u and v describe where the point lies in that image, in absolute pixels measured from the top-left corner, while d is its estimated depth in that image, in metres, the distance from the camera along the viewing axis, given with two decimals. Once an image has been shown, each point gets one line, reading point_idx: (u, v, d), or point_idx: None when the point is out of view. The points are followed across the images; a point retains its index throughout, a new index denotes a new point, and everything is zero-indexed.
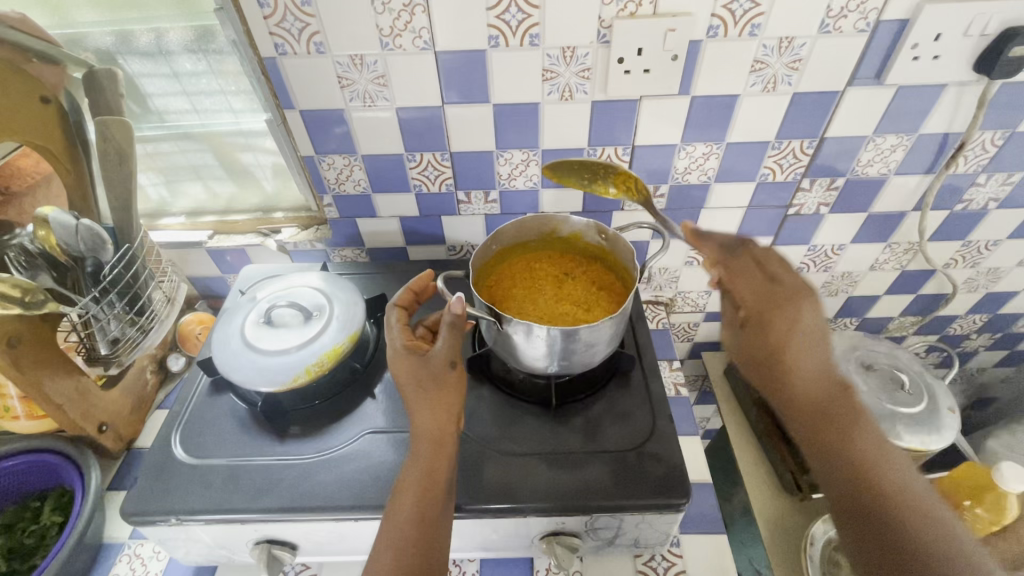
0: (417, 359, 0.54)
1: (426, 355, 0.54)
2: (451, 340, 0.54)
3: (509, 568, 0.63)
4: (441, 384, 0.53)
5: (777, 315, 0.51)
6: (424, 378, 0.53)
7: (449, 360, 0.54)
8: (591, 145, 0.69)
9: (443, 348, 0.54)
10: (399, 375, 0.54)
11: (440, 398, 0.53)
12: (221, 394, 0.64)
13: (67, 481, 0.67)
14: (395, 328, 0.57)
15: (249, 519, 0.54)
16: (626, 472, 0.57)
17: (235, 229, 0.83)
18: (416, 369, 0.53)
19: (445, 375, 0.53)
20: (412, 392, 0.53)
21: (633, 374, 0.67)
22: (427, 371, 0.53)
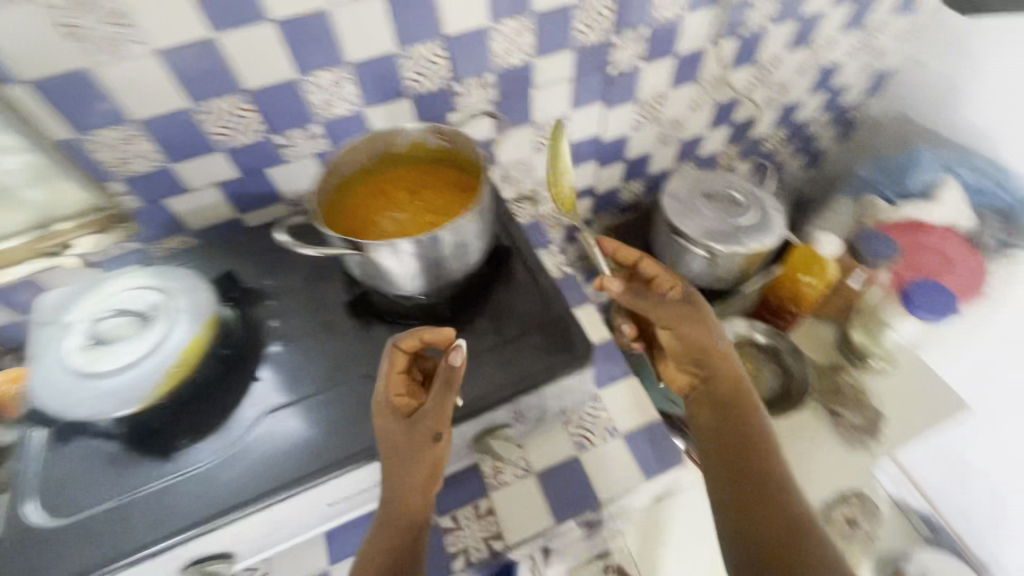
0: (407, 424, 0.52)
1: (413, 420, 0.52)
2: (444, 404, 0.52)
3: (459, 482, 0.65)
4: (419, 460, 0.51)
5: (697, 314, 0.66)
6: (407, 450, 0.51)
7: (434, 429, 0.52)
8: (401, 47, 0.64)
9: (434, 415, 0.52)
10: (384, 440, 0.52)
11: (417, 473, 0.51)
12: (70, 440, 0.54)
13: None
14: (390, 377, 0.54)
15: (160, 552, 0.48)
16: (534, 352, 0.60)
17: (8, 260, 0.66)
18: (398, 441, 0.51)
19: (425, 448, 0.51)
20: (390, 463, 0.51)
21: (514, 264, 0.68)
22: (417, 439, 0.51)
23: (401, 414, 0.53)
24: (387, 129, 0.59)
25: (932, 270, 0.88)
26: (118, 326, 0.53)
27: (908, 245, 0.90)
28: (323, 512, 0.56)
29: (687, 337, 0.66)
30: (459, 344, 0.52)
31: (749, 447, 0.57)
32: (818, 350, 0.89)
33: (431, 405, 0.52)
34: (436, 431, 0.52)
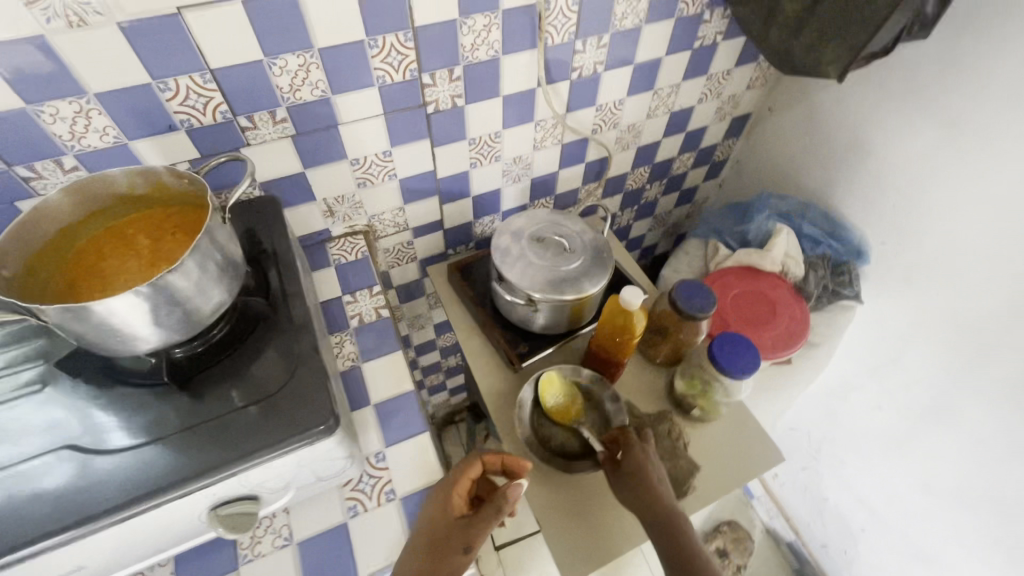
0: (460, 526, 0.60)
1: (464, 522, 0.60)
2: (489, 522, 0.62)
3: (211, 553, 0.60)
4: (449, 563, 0.57)
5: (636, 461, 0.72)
6: (442, 550, 0.57)
7: (468, 541, 0.59)
8: (156, 79, 0.59)
9: (476, 531, 0.60)
10: (426, 528, 0.59)
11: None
12: None
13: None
14: (461, 483, 0.63)
15: None
16: (271, 416, 0.54)
17: None
18: (441, 534, 0.58)
19: (456, 552, 0.58)
20: (424, 554, 0.57)
21: (282, 314, 0.63)
22: (459, 539, 0.59)
23: (456, 515, 0.61)
24: (96, 175, 0.53)
25: (756, 322, 0.89)
26: None
27: (737, 296, 0.93)
28: None
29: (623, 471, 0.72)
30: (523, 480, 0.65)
31: (673, 553, 0.68)
32: (649, 398, 0.89)
33: (480, 516, 0.62)
34: (468, 542, 0.59)
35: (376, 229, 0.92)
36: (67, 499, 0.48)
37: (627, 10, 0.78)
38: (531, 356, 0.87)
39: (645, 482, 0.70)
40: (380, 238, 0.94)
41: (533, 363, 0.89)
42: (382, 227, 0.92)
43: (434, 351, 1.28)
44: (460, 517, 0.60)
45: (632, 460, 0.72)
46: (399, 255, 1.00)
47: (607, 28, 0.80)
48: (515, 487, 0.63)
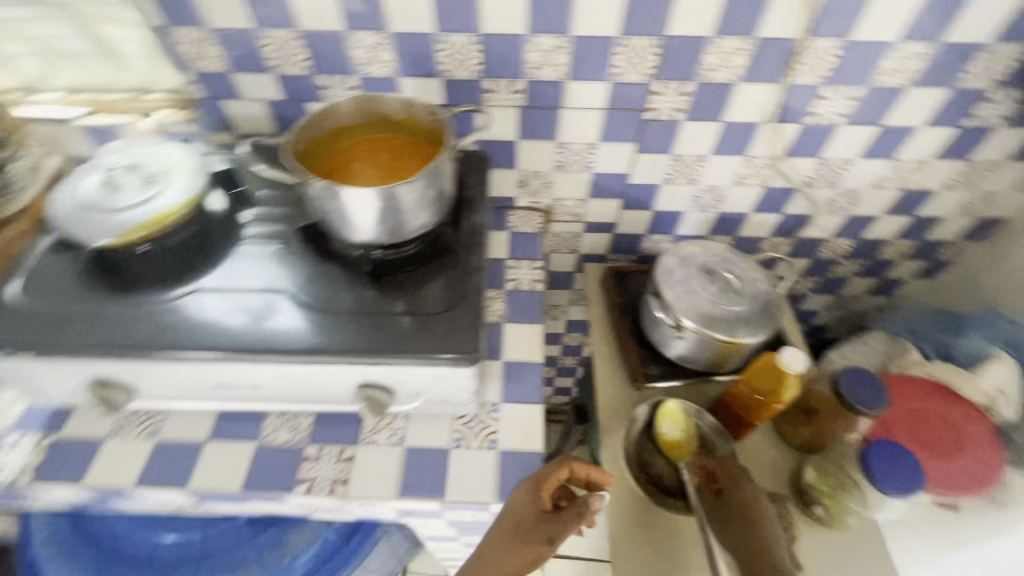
0: (544, 520, 0.63)
1: (549, 522, 0.63)
2: (570, 525, 0.63)
3: (342, 424, 0.70)
4: (530, 550, 0.62)
5: (743, 492, 0.70)
6: (526, 536, 0.62)
7: (550, 535, 0.62)
8: (439, 31, 0.70)
9: (558, 529, 0.63)
10: (513, 512, 0.63)
11: (518, 554, 0.62)
12: (64, 252, 0.67)
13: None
14: (549, 481, 0.64)
15: (69, 356, 0.58)
16: (430, 330, 0.62)
17: (112, 108, 0.86)
18: (528, 523, 0.62)
19: (540, 545, 0.62)
20: (511, 539, 0.62)
21: (464, 252, 0.70)
22: (542, 531, 0.62)
23: (542, 509, 0.63)
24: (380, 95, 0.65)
25: (932, 448, 0.76)
26: (128, 177, 0.67)
27: (912, 411, 0.79)
28: (209, 388, 0.64)
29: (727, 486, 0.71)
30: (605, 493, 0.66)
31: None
32: (768, 476, 0.81)
33: (564, 517, 0.64)
34: (551, 536, 0.62)
35: (554, 212, 0.97)
36: (274, 331, 0.61)
37: (895, 67, 0.72)
38: (658, 380, 0.86)
39: (754, 512, 0.68)
40: (554, 222, 0.99)
41: (657, 388, 0.87)
42: (560, 212, 0.97)
43: (557, 345, 1.31)
44: (544, 513, 0.63)
45: (739, 487, 0.71)
46: (563, 243, 1.04)
47: (863, 81, 0.74)
48: (597, 498, 0.64)
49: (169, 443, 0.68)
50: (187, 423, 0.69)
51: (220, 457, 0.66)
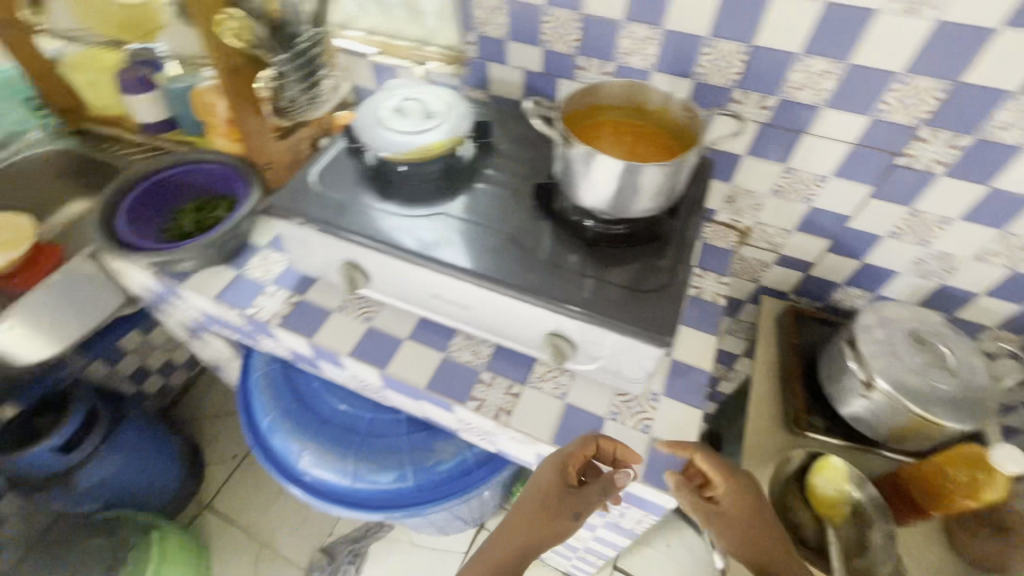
0: (566, 494, 0.67)
1: (568, 495, 0.67)
2: (594, 498, 0.67)
3: (516, 364, 0.77)
4: (561, 524, 0.66)
5: (729, 502, 0.65)
6: (553, 511, 0.66)
7: (575, 509, 0.67)
8: (712, 36, 0.73)
9: (583, 504, 0.67)
10: (540, 491, 0.66)
11: (550, 528, 0.66)
12: (350, 157, 0.83)
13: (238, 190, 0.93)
14: (573, 457, 0.67)
15: (341, 236, 0.73)
16: (630, 304, 0.66)
17: (395, 52, 1.03)
18: (551, 495, 0.66)
19: (563, 516, 0.66)
20: (534, 503, 0.66)
21: (673, 244, 0.73)
22: (569, 507, 0.67)
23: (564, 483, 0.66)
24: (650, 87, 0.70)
25: None
26: (413, 108, 0.79)
27: None
28: (426, 296, 0.75)
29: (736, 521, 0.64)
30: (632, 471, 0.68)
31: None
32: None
33: (588, 491, 0.67)
34: (579, 509, 0.67)
35: (751, 236, 0.95)
36: (496, 264, 0.70)
37: None
38: (821, 434, 0.81)
39: (772, 550, 0.63)
40: (747, 246, 0.97)
41: (817, 441, 0.82)
42: (758, 237, 0.95)
43: None
44: (568, 491, 0.66)
45: (732, 500, 0.65)
46: (747, 269, 1.02)
47: None
48: (621, 475, 0.68)
49: (378, 331, 0.80)
50: (394, 319, 0.82)
51: (414, 356, 0.78)
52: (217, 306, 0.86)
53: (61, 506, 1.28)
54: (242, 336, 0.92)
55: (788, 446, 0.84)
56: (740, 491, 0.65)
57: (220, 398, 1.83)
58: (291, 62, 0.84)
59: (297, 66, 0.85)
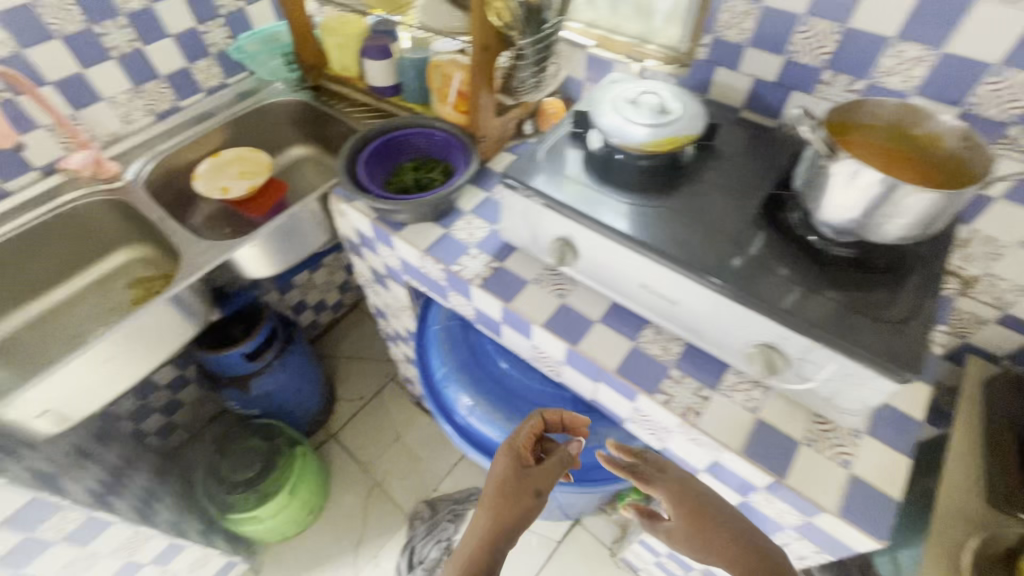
0: (522, 472, 0.71)
1: (524, 472, 0.71)
2: (551, 473, 0.71)
3: (707, 368, 0.77)
4: (523, 504, 0.68)
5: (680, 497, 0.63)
6: (513, 491, 0.69)
7: (537, 488, 0.70)
8: (1003, 63, 0.67)
9: (543, 481, 0.71)
10: (500, 476, 0.71)
11: (511, 513, 0.67)
12: (573, 142, 0.87)
13: (457, 162, 1.01)
14: (522, 435, 0.75)
15: (566, 213, 0.77)
16: (864, 330, 0.63)
17: (612, 47, 1.06)
18: (509, 476, 0.70)
19: (528, 496, 0.69)
20: (498, 488, 0.70)
21: (911, 279, 0.69)
22: (527, 486, 0.70)
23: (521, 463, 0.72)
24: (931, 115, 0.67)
25: None
26: (649, 102, 0.81)
27: None
28: (632, 284, 0.77)
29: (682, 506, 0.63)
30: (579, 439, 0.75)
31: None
32: None
33: (542, 469, 0.72)
34: (539, 487, 0.70)
35: (976, 287, 0.86)
36: (717, 265, 0.70)
37: None
38: None
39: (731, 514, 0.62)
40: (965, 297, 0.89)
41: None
42: (983, 290, 0.86)
43: None
44: (522, 470, 0.71)
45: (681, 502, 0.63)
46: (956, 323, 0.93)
47: None
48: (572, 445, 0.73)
49: (572, 308, 0.84)
50: (588, 301, 0.85)
51: (606, 339, 0.80)
52: (424, 259, 0.94)
53: (232, 405, 1.48)
54: (433, 289, 1.00)
55: (989, 522, 0.76)
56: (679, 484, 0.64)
57: (354, 342, 2.01)
58: (532, 45, 0.88)
59: (534, 51, 0.90)
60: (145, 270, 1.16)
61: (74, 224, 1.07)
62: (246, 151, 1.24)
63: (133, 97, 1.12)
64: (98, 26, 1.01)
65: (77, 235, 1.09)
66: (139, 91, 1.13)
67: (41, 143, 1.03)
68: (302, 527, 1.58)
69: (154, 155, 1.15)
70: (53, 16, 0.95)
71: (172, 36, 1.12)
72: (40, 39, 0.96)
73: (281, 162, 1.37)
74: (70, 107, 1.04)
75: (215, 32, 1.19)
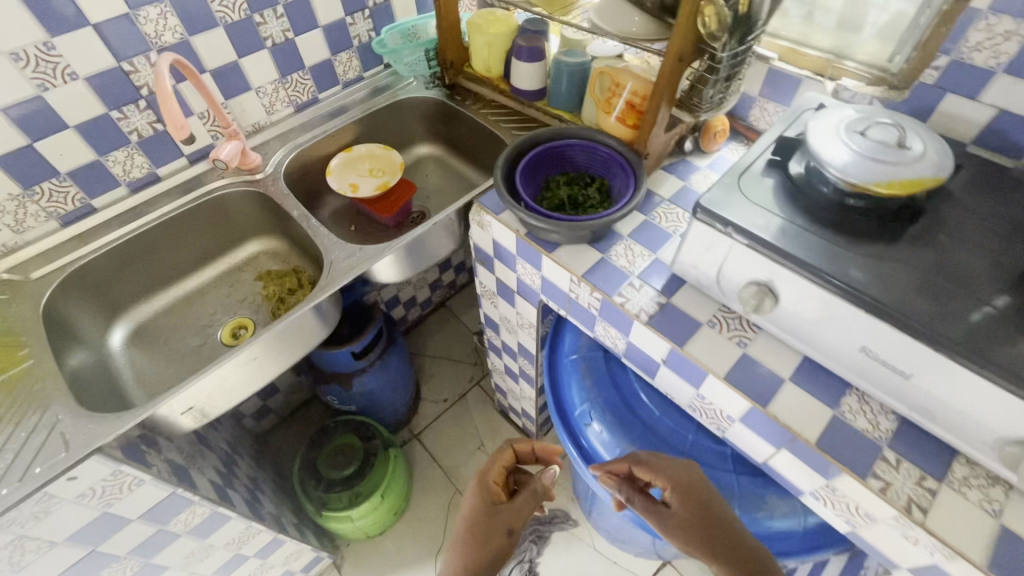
0: (492, 509, 0.92)
1: (494, 510, 0.91)
2: (523, 511, 0.93)
3: (928, 453, 0.65)
4: (496, 542, 0.88)
5: (683, 485, 0.73)
6: (490, 533, 0.88)
7: (507, 526, 0.90)
8: None
9: (509, 516, 0.91)
10: (471, 512, 0.92)
11: (486, 553, 0.86)
12: (771, 171, 0.77)
13: (617, 183, 0.92)
14: (492, 472, 0.98)
15: (775, 255, 0.66)
16: None
17: (798, 61, 0.93)
18: (480, 514, 0.91)
19: (496, 533, 0.89)
20: (469, 530, 0.89)
21: None
22: (500, 526, 0.90)
23: (489, 501, 0.93)
24: None
25: None
26: (881, 134, 0.69)
27: None
28: (850, 346, 0.66)
29: (680, 501, 0.72)
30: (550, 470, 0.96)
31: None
32: None
33: (515, 507, 0.93)
34: (511, 527, 0.90)
35: None
36: (981, 339, 0.58)
37: None
38: None
39: (715, 511, 0.71)
40: None
41: None
42: None
43: None
44: (493, 508, 0.91)
45: (680, 495, 0.72)
46: None
47: None
48: (546, 476, 0.97)
49: (756, 361, 0.74)
50: (776, 354, 0.74)
51: (801, 402, 0.70)
52: (580, 285, 0.86)
53: (330, 400, 1.46)
54: (578, 316, 0.93)
55: None
56: (680, 478, 0.73)
57: (439, 342, 1.98)
58: (729, 59, 0.78)
59: (730, 64, 0.79)
60: (273, 263, 1.14)
61: (215, 213, 1.07)
62: (378, 147, 1.21)
63: (279, 88, 1.11)
64: (259, 14, 1.00)
65: (215, 225, 1.09)
66: (285, 81, 1.11)
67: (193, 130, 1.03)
68: (384, 529, 1.56)
69: (294, 148, 1.13)
70: (221, 3, 0.94)
71: (322, 27, 1.10)
72: (206, 26, 0.95)
73: (406, 160, 1.33)
74: (222, 95, 1.04)
75: (360, 24, 1.16)
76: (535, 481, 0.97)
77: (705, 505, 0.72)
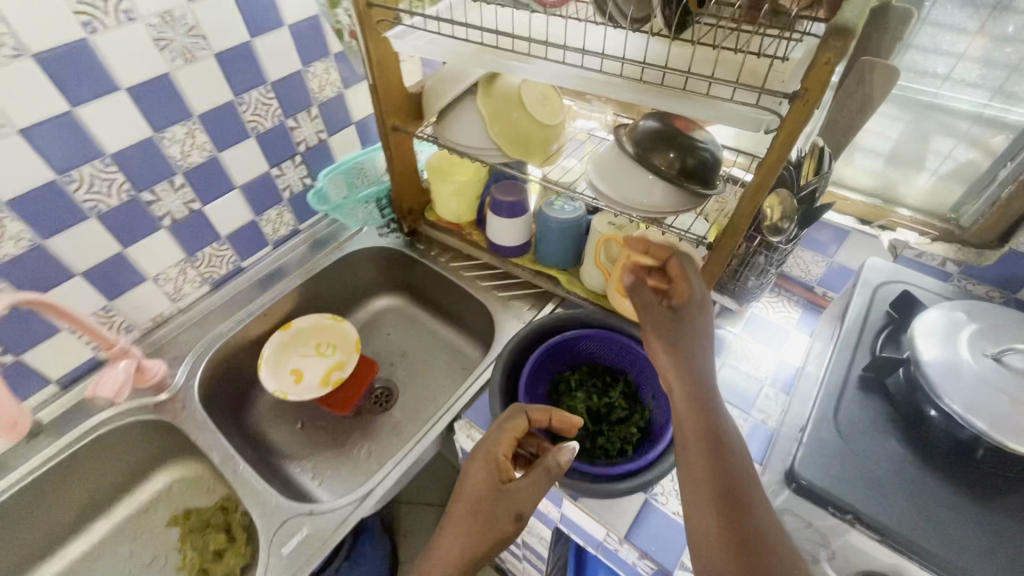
0: (499, 495, 0.56)
1: (502, 490, 0.56)
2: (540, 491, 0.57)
3: None
4: (500, 532, 0.54)
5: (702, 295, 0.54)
6: (489, 514, 0.55)
7: (516, 511, 0.55)
8: None
9: (518, 501, 0.55)
10: (468, 492, 0.57)
11: (484, 542, 0.54)
12: (870, 396, 0.57)
13: (646, 385, 0.72)
14: (506, 436, 0.60)
15: (926, 571, 0.47)
16: None
17: (840, 206, 0.76)
18: (485, 498, 0.56)
19: (501, 519, 0.55)
20: (459, 513, 0.56)
21: None
22: (508, 510, 0.55)
23: (499, 475, 0.58)
24: None
25: None
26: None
27: None
28: None
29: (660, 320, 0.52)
30: (570, 445, 0.57)
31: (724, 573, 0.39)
32: None
33: (526, 483, 0.56)
34: (520, 511, 0.55)
35: None
36: None
37: None
38: None
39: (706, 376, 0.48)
40: None
41: None
42: None
43: None
44: (501, 490, 0.56)
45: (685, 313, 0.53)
46: None
47: None
48: (565, 450, 0.57)
49: None
50: None
51: None
52: (623, 547, 0.64)
53: None
54: (618, 564, 0.70)
55: None
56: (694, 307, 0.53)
57: (416, 484, 1.68)
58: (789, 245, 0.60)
59: (783, 251, 0.61)
60: (195, 496, 0.86)
61: (100, 456, 0.78)
62: (324, 317, 0.97)
63: (185, 269, 0.85)
64: (148, 191, 0.75)
65: (103, 470, 0.79)
66: (193, 258, 0.85)
67: (62, 348, 0.75)
68: None
69: (211, 344, 0.87)
70: (90, 189, 0.69)
71: (239, 186, 0.85)
72: (68, 222, 0.69)
73: (361, 318, 1.08)
74: (102, 297, 0.77)
75: (290, 173, 0.92)
76: (551, 454, 0.57)
77: (691, 352, 0.49)
